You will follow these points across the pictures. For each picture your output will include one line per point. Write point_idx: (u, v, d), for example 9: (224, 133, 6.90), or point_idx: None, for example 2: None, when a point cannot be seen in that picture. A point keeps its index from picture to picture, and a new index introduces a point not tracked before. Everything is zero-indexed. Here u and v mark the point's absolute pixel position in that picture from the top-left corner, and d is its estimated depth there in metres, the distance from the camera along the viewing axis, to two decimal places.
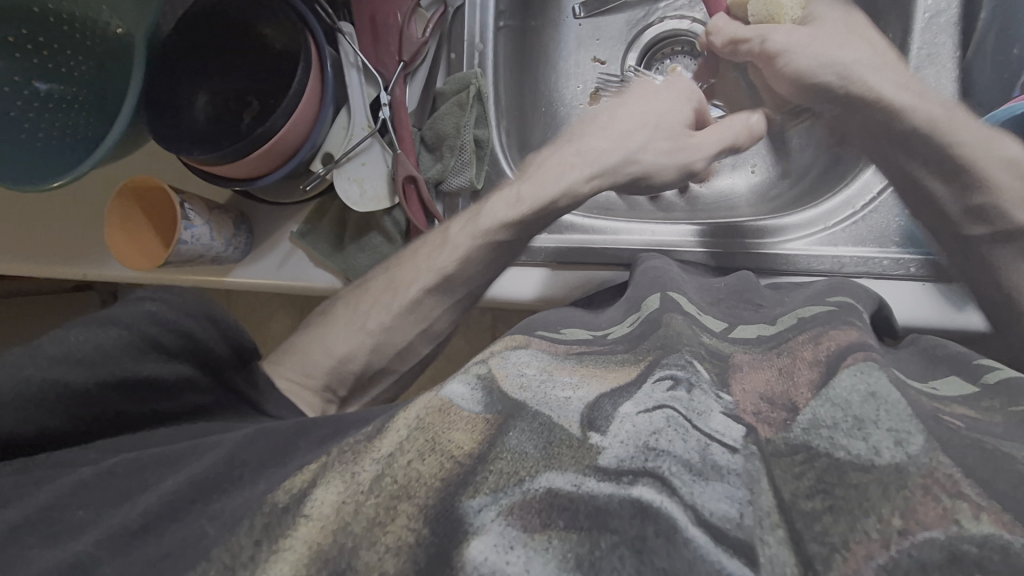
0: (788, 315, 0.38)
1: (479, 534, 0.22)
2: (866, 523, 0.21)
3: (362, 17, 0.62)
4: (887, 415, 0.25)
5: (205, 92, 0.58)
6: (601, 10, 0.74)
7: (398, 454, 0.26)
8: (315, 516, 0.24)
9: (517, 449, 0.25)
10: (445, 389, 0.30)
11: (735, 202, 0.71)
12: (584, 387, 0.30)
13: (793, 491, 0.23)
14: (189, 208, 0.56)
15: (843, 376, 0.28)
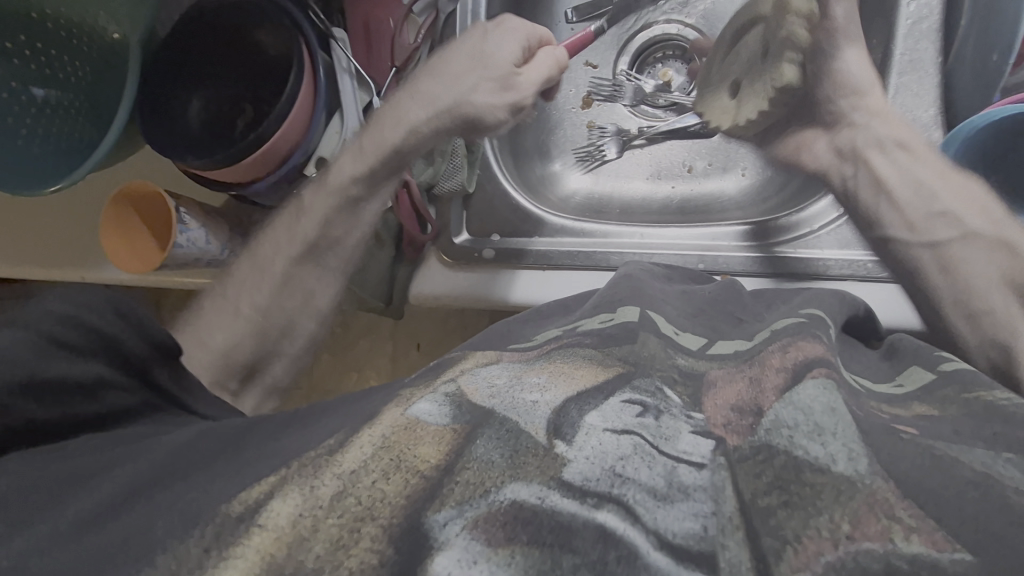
0: (763, 331, 0.39)
1: (443, 549, 0.23)
2: (819, 520, 0.22)
3: (356, 24, 0.63)
4: (844, 428, 0.26)
5: (199, 96, 0.59)
6: (592, 15, 0.74)
7: (362, 473, 0.27)
8: (270, 525, 0.25)
9: (483, 459, 0.26)
10: (411, 408, 0.31)
11: (724, 205, 0.72)
12: (551, 390, 0.31)
13: (752, 488, 0.24)
14: (184, 212, 0.57)
15: (807, 387, 0.29)
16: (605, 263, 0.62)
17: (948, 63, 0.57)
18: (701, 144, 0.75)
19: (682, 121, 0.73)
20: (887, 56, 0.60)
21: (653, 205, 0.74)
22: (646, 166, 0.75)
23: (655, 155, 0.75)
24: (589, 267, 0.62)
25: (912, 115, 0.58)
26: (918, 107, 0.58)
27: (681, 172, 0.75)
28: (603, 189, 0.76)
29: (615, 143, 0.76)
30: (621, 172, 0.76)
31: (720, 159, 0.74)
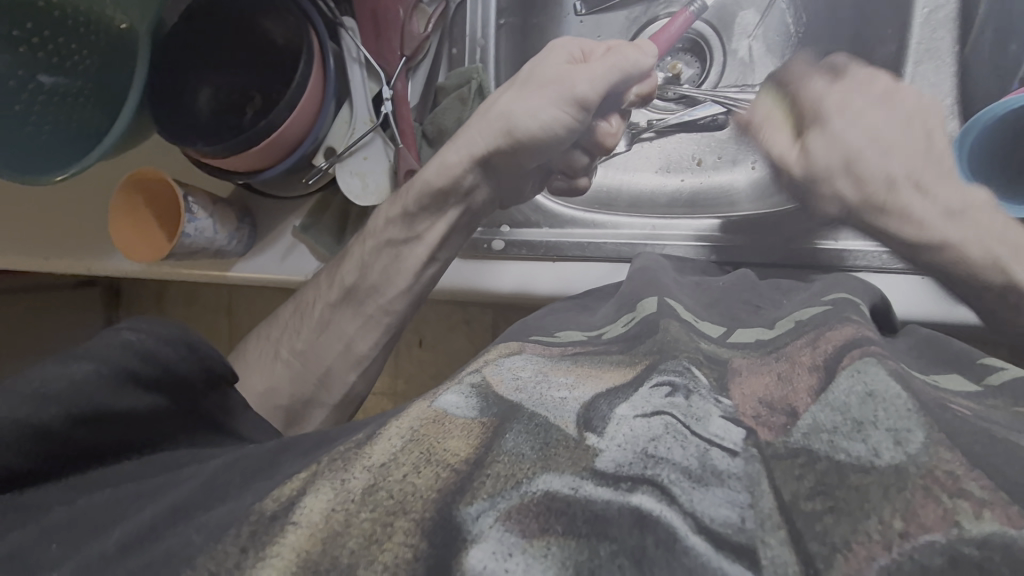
0: (786, 320, 0.38)
1: (477, 541, 0.22)
2: (867, 524, 0.21)
3: (364, 11, 0.61)
4: (886, 414, 0.25)
5: (208, 87, 0.58)
6: (603, 7, 0.73)
7: (392, 468, 0.26)
8: (304, 522, 0.24)
9: (513, 452, 0.25)
10: (439, 400, 0.31)
11: (735, 197, 0.71)
12: (580, 387, 0.31)
13: (793, 491, 0.23)
14: (192, 201, 0.57)
15: (840, 382, 0.28)
16: (614, 254, 0.61)
17: (966, 50, 0.56)
18: (710, 138, 0.74)
19: (692, 112, 0.72)
20: (902, 47, 0.60)
21: (661, 196, 0.73)
22: (655, 160, 0.75)
23: (664, 148, 0.75)
24: (598, 258, 0.61)
25: None
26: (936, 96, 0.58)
27: (690, 165, 0.74)
28: (610, 181, 0.75)
29: (625, 136, 0.74)
30: (630, 165, 0.75)
31: (729, 152, 0.73)
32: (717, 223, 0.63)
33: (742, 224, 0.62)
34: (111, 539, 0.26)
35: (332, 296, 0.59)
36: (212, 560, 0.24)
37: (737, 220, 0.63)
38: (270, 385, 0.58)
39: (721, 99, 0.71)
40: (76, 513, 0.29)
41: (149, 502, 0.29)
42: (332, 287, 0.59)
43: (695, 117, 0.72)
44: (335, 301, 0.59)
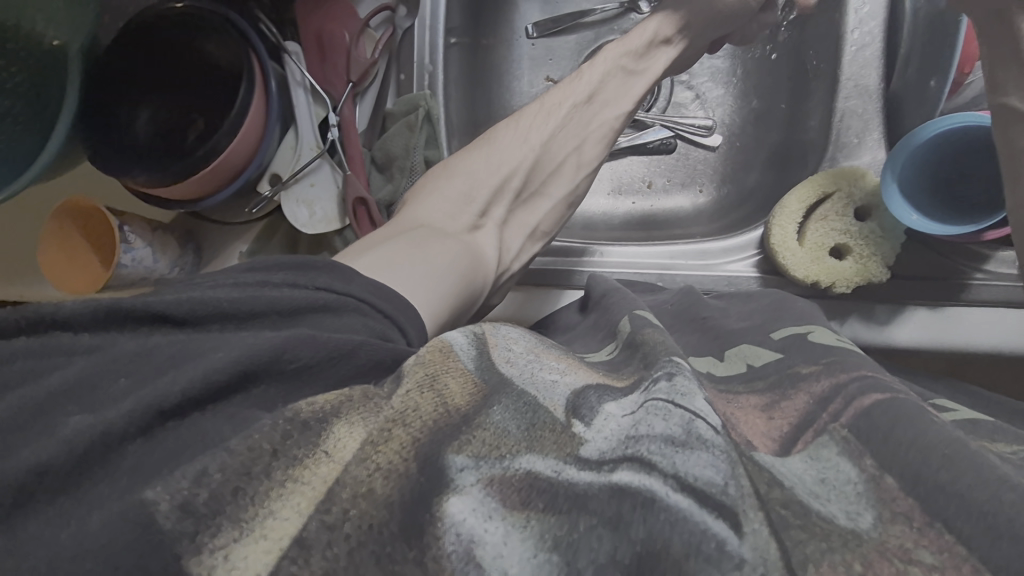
0: (735, 358, 0.38)
1: (458, 492, 0.22)
2: (834, 556, 0.20)
3: (308, 37, 0.61)
4: (839, 496, 0.23)
5: (147, 108, 0.56)
6: (555, 30, 0.75)
7: (398, 391, 0.26)
8: (337, 455, 0.23)
9: (499, 425, 0.25)
10: (443, 336, 0.31)
11: (682, 220, 0.74)
12: (571, 373, 0.31)
13: (765, 485, 0.23)
14: (129, 230, 0.54)
15: (798, 461, 0.26)
16: (567, 281, 0.62)
17: (891, 87, 0.63)
18: (660, 161, 0.77)
19: (642, 137, 0.75)
20: (835, 81, 0.65)
21: (615, 219, 0.76)
22: (608, 182, 0.77)
23: (616, 171, 0.77)
24: (551, 285, 0.62)
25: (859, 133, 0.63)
26: (865, 131, 0.63)
27: (641, 188, 0.76)
28: None
29: None
30: None
31: (679, 175, 0.76)
32: (663, 250, 0.65)
33: (688, 251, 0.64)
34: (178, 380, 0.24)
35: (579, 97, 0.57)
36: (245, 454, 0.22)
37: (682, 247, 0.64)
38: (508, 168, 0.54)
39: (668, 123, 0.75)
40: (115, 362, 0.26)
41: (221, 348, 0.26)
42: (584, 88, 0.57)
43: (645, 141, 0.75)
44: (580, 104, 0.57)
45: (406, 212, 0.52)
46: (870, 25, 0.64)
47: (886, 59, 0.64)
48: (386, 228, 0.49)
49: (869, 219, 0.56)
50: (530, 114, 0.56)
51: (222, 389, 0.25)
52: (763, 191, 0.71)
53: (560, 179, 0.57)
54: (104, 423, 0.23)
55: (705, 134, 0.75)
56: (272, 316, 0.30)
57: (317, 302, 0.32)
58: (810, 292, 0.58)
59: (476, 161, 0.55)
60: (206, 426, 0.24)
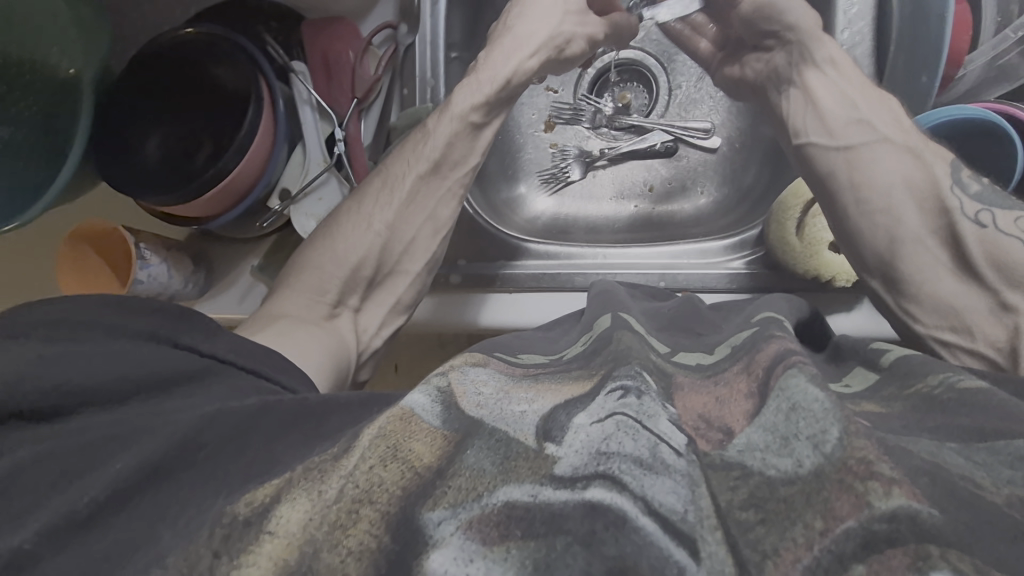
0: (724, 345, 0.40)
1: (438, 546, 0.23)
2: (793, 530, 0.22)
3: (314, 52, 0.62)
4: (806, 422, 0.26)
5: (156, 134, 0.58)
6: None
7: (360, 463, 0.26)
8: (281, 532, 0.24)
9: (475, 467, 0.26)
10: (405, 400, 0.31)
11: (683, 223, 0.75)
12: (539, 401, 0.32)
13: (730, 497, 0.24)
14: (144, 247, 0.56)
15: (769, 406, 0.29)
16: (570, 284, 0.63)
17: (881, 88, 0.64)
18: (660, 164, 0.77)
19: (645, 141, 0.76)
20: None
21: (618, 223, 0.76)
22: (609, 186, 0.77)
23: (617, 176, 0.78)
24: (553, 287, 0.63)
25: None
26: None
27: (643, 191, 0.77)
28: (567, 212, 0.77)
29: (579, 165, 0.77)
30: (585, 194, 0.77)
31: (679, 177, 0.77)
32: (665, 251, 0.66)
33: (689, 252, 0.65)
34: (82, 493, 0.27)
35: (422, 167, 0.58)
36: (185, 561, 0.24)
37: (684, 248, 0.66)
38: (364, 251, 0.56)
39: (665, 127, 0.76)
40: (42, 452, 0.28)
41: (137, 439, 0.29)
42: (420, 159, 0.58)
43: (645, 144, 0.76)
44: (425, 173, 0.58)
45: (269, 304, 0.54)
46: (860, 25, 0.64)
47: (877, 57, 0.64)
48: (248, 322, 0.52)
49: None
50: (371, 196, 0.58)
51: (133, 486, 0.28)
52: (761, 189, 0.72)
53: (415, 254, 0.59)
54: (22, 541, 0.25)
55: (704, 137, 0.76)
56: (147, 392, 0.33)
57: (193, 372, 0.36)
58: (813, 290, 0.58)
59: (355, 242, 0.56)
60: (119, 526, 0.27)
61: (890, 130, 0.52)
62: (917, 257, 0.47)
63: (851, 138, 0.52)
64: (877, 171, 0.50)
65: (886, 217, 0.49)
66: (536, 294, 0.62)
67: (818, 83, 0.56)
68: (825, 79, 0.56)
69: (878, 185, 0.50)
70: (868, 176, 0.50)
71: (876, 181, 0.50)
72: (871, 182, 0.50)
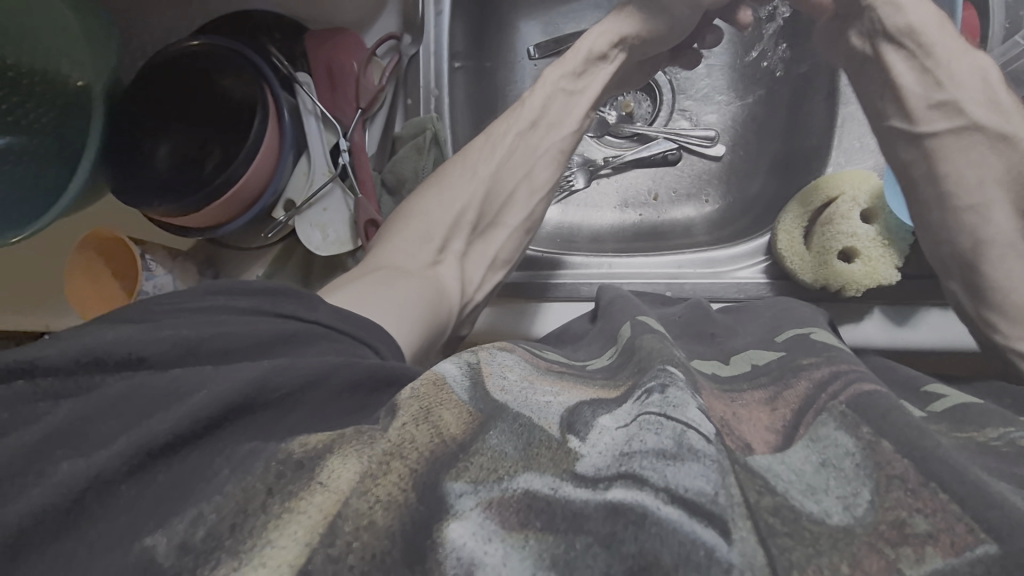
0: (740, 359, 0.40)
1: (459, 517, 0.22)
2: (820, 560, 0.22)
3: (319, 66, 0.63)
4: (837, 482, 0.25)
5: (167, 142, 0.59)
6: (556, 51, 0.76)
7: (392, 421, 0.27)
8: (331, 486, 0.23)
9: (497, 448, 0.25)
10: (438, 366, 0.31)
11: (689, 230, 0.75)
12: (565, 394, 0.32)
13: (756, 493, 0.24)
14: (150, 258, 0.57)
15: (796, 449, 0.27)
16: (576, 293, 0.63)
17: None
18: (665, 173, 0.77)
19: (648, 150, 0.76)
20: None
21: (621, 232, 0.76)
22: (613, 195, 0.77)
23: (622, 185, 0.78)
24: (560, 297, 0.62)
25: (858, 138, 0.65)
26: (863, 135, 0.65)
27: (647, 200, 0.77)
28: (572, 220, 0.77)
29: (583, 173, 0.77)
30: (590, 202, 0.77)
31: (684, 186, 0.77)
32: (672, 259, 0.66)
33: (694, 259, 0.65)
34: (164, 423, 0.25)
35: (522, 124, 0.60)
36: (241, 495, 0.23)
37: (689, 255, 0.66)
38: (465, 203, 0.57)
39: (671, 135, 0.76)
40: (131, 384, 0.27)
41: (224, 378, 0.28)
42: (521, 115, 0.60)
43: (650, 154, 0.76)
44: (524, 130, 0.60)
45: (371, 256, 0.54)
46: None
47: None
48: (352, 270, 0.52)
49: (874, 222, 0.56)
50: (477, 147, 0.59)
51: (203, 429, 0.26)
52: (767, 200, 0.72)
53: (514, 208, 0.60)
54: (96, 467, 0.23)
55: (709, 145, 0.76)
56: (240, 353, 0.32)
57: (285, 336, 0.34)
58: (819, 296, 0.58)
59: (457, 195, 0.58)
60: (194, 466, 0.25)
61: (984, 112, 0.46)
62: (1005, 262, 0.45)
63: (937, 130, 0.47)
64: (971, 168, 0.46)
65: (975, 221, 0.46)
66: (544, 304, 0.62)
67: (901, 67, 0.48)
68: (905, 52, 0.47)
69: (967, 182, 0.46)
70: (959, 176, 0.46)
71: (967, 177, 0.46)
72: (960, 177, 0.46)
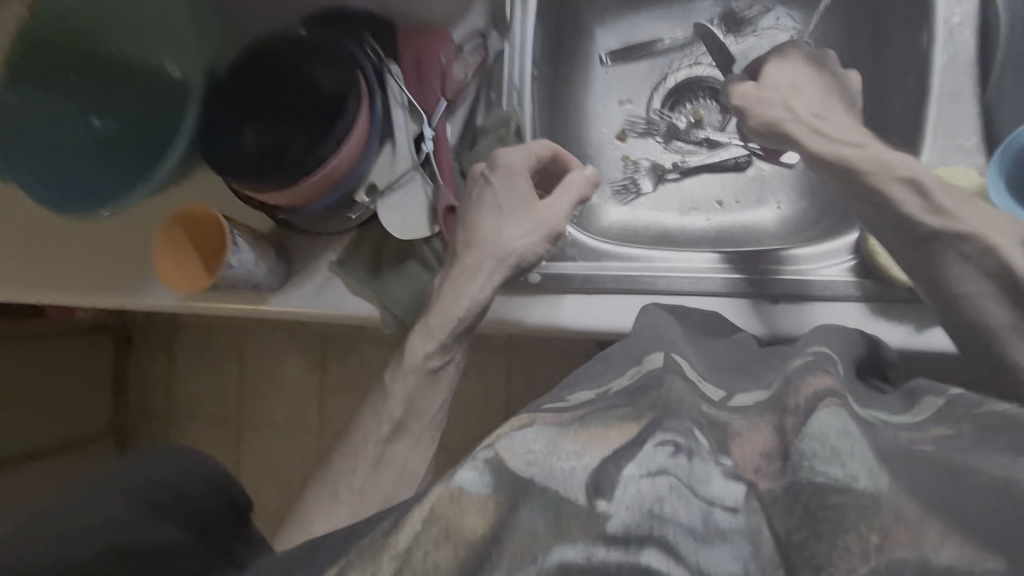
0: (779, 376, 0.39)
1: None
2: (847, 537, 0.25)
3: (408, 60, 0.63)
4: (859, 448, 0.29)
5: (252, 128, 0.59)
6: (626, 58, 0.78)
7: (416, 546, 0.29)
8: None
9: (528, 527, 0.28)
10: (456, 475, 0.31)
11: (762, 235, 0.72)
12: (587, 453, 0.31)
13: (786, 526, 0.27)
14: (236, 234, 0.60)
15: (820, 416, 0.30)
16: (652, 287, 0.60)
17: (987, 93, 0.58)
18: (735, 179, 0.75)
19: (712, 156, 0.75)
20: (924, 92, 0.61)
21: (689, 236, 0.73)
22: (681, 200, 0.75)
23: (689, 190, 0.76)
24: (637, 290, 0.60)
25: (954, 140, 0.59)
26: (959, 135, 0.59)
27: (714, 206, 0.75)
28: (637, 219, 0.75)
29: (650, 178, 0.76)
30: (656, 203, 0.76)
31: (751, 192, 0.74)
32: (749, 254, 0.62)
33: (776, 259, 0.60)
34: None
35: (384, 431, 0.59)
36: None
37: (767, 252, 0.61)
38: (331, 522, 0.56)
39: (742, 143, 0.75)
40: None
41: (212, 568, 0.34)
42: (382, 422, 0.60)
43: (716, 160, 0.75)
44: (387, 436, 0.59)
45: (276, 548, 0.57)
46: (964, 34, 0.60)
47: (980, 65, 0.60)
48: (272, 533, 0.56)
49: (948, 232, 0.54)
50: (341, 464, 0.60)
51: None
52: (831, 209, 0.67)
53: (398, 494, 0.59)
54: None
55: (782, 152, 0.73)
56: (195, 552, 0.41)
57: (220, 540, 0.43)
58: (912, 300, 0.55)
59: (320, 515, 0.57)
60: None
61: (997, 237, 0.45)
62: None
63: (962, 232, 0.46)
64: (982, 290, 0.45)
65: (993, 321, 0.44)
66: (618, 296, 0.61)
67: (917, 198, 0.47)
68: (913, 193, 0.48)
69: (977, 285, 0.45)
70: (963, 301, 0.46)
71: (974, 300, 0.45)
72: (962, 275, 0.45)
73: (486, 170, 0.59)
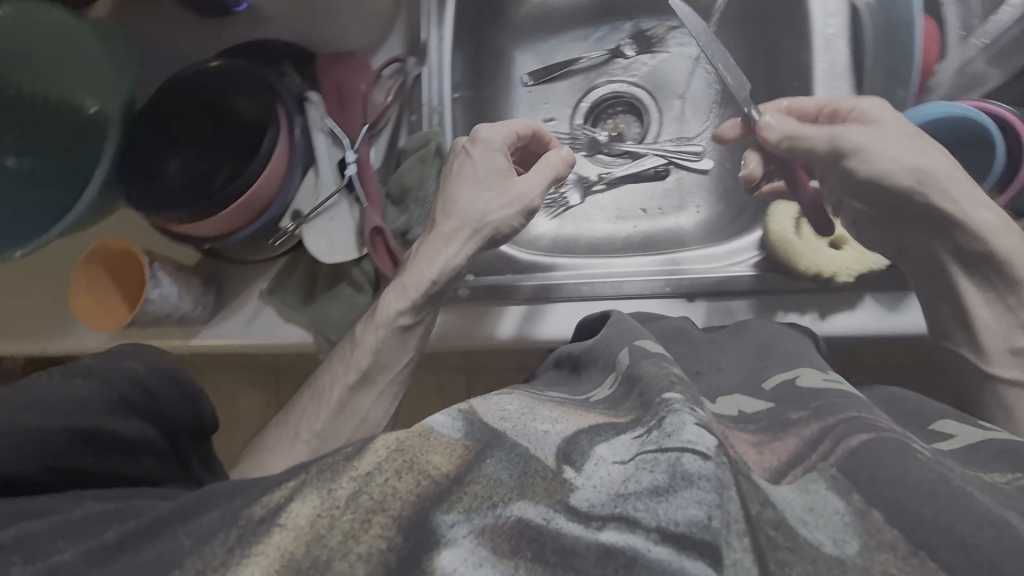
0: (725, 397, 0.43)
1: (450, 545, 0.26)
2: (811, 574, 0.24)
3: (329, 87, 0.65)
4: (834, 526, 0.26)
5: (178, 157, 0.60)
6: (547, 78, 0.83)
7: (376, 473, 0.29)
8: (290, 525, 0.28)
9: (492, 476, 0.29)
10: (429, 418, 0.33)
11: (684, 238, 0.77)
12: (561, 422, 0.35)
13: (755, 507, 0.26)
14: (157, 268, 0.59)
15: (805, 484, 0.29)
16: (577, 294, 0.63)
17: (864, 95, 0.65)
18: (654, 187, 0.80)
19: (637, 164, 0.79)
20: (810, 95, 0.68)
21: (616, 242, 0.78)
22: (609, 210, 0.80)
23: (616, 200, 0.80)
24: (560, 297, 0.64)
25: None
26: None
27: (639, 214, 0.79)
28: (568, 231, 0.79)
29: (578, 190, 0.79)
30: (585, 214, 0.80)
31: (671, 200, 0.79)
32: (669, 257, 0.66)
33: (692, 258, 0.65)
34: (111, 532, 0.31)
35: (351, 379, 0.59)
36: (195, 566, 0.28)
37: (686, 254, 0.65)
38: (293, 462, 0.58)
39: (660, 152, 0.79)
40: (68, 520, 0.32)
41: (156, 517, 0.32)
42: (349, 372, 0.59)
43: (640, 168, 0.79)
44: (354, 385, 0.59)
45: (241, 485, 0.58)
46: (838, 43, 0.67)
47: (856, 72, 0.67)
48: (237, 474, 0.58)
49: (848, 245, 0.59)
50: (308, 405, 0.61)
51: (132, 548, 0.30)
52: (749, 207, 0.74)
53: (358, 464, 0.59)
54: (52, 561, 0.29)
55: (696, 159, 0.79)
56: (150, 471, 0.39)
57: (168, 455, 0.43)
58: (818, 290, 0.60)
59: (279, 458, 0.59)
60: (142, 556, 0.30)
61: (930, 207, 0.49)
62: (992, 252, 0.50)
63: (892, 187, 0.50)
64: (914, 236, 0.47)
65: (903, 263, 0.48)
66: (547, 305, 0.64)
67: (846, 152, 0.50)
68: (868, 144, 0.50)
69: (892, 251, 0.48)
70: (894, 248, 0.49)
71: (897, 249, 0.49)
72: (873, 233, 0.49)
73: (467, 143, 0.59)
